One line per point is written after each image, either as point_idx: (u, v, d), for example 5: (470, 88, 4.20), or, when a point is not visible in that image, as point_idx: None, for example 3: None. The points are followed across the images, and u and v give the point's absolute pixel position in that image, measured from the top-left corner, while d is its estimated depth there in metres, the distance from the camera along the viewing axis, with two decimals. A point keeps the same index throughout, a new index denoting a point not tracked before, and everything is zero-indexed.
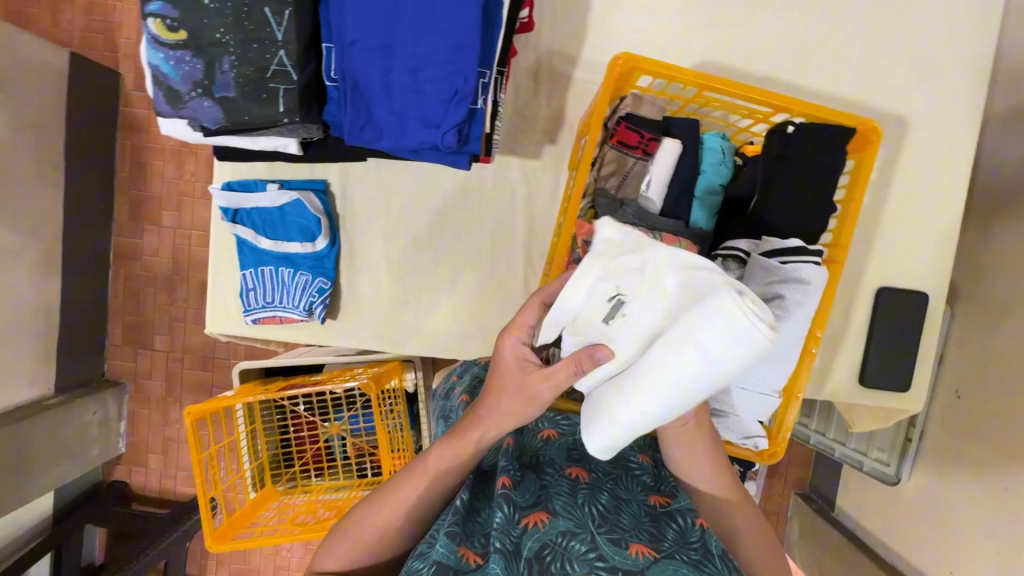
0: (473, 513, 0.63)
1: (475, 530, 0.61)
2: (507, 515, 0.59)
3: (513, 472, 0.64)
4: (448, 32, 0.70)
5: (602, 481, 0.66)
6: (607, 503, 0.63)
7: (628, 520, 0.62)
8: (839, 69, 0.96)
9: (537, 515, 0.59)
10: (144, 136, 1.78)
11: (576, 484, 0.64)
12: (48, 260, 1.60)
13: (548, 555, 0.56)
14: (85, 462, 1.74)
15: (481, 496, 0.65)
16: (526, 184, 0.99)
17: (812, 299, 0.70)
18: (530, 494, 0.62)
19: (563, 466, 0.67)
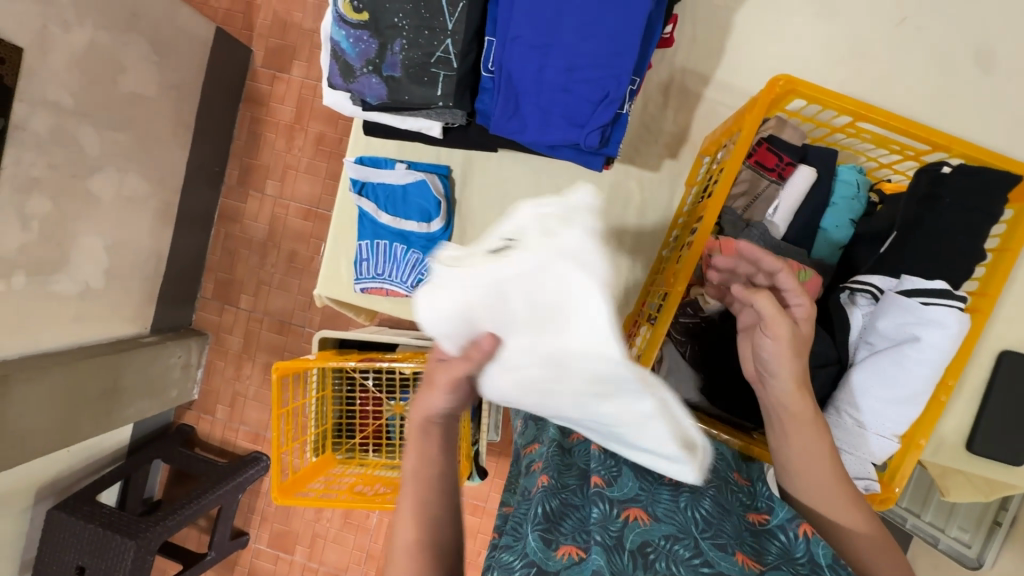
0: (568, 508, 0.61)
1: (574, 525, 0.59)
2: (605, 511, 0.59)
3: (607, 469, 0.63)
4: (611, 36, 0.72)
5: (704, 486, 0.63)
6: (709, 508, 0.61)
7: (730, 526, 0.60)
8: (987, 118, 0.92)
9: (636, 512, 0.59)
10: (264, 110, 1.92)
11: (678, 487, 0.62)
12: (167, 211, 1.74)
13: (651, 552, 0.56)
14: (164, 401, 1.87)
15: (574, 489, 0.63)
16: (641, 194, 1.00)
17: (950, 345, 0.67)
18: (627, 490, 0.61)
19: (661, 471, 0.65)
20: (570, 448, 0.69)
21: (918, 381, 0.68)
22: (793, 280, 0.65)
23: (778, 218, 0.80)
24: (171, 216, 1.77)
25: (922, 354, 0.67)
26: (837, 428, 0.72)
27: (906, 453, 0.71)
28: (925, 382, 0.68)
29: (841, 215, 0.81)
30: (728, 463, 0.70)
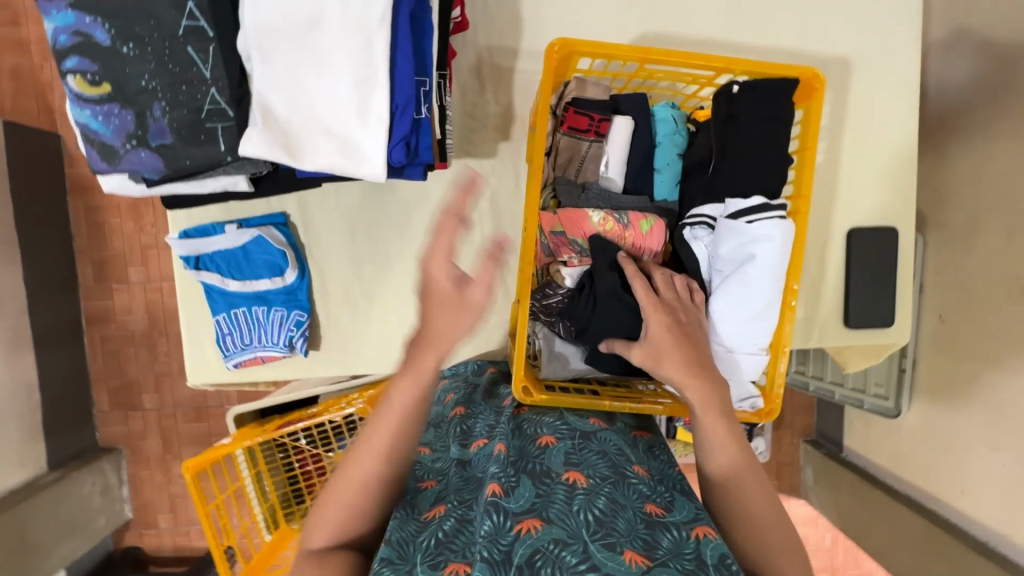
0: (464, 527, 0.60)
1: (464, 541, 0.59)
2: (496, 523, 0.56)
3: (506, 479, 0.61)
4: (376, 43, 0.68)
5: (601, 485, 0.62)
6: (603, 509, 0.59)
7: (623, 524, 0.58)
8: (776, 22, 0.96)
9: (531, 522, 0.57)
10: (97, 194, 1.72)
11: (573, 489, 0.61)
12: (19, 337, 1.55)
13: (538, 560, 0.54)
14: (93, 534, 1.70)
15: (473, 505, 0.63)
16: (488, 183, 0.98)
17: (779, 252, 0.71)
18: (524, 501, 0.60)
19: (559, 471, 0.64)
20: (472, 462, 0.70)
21: (763, 297, 0.71)
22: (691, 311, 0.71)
23: (612, 173, 0.80)
24: (26, 341, 1.57)
25: (759, 271, 0.71)
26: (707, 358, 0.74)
27: (777, 359, 0.76)
28: (771, 293, 0.72)
29: (668, 153, 0.82)
30: (630, 457, 0.69)
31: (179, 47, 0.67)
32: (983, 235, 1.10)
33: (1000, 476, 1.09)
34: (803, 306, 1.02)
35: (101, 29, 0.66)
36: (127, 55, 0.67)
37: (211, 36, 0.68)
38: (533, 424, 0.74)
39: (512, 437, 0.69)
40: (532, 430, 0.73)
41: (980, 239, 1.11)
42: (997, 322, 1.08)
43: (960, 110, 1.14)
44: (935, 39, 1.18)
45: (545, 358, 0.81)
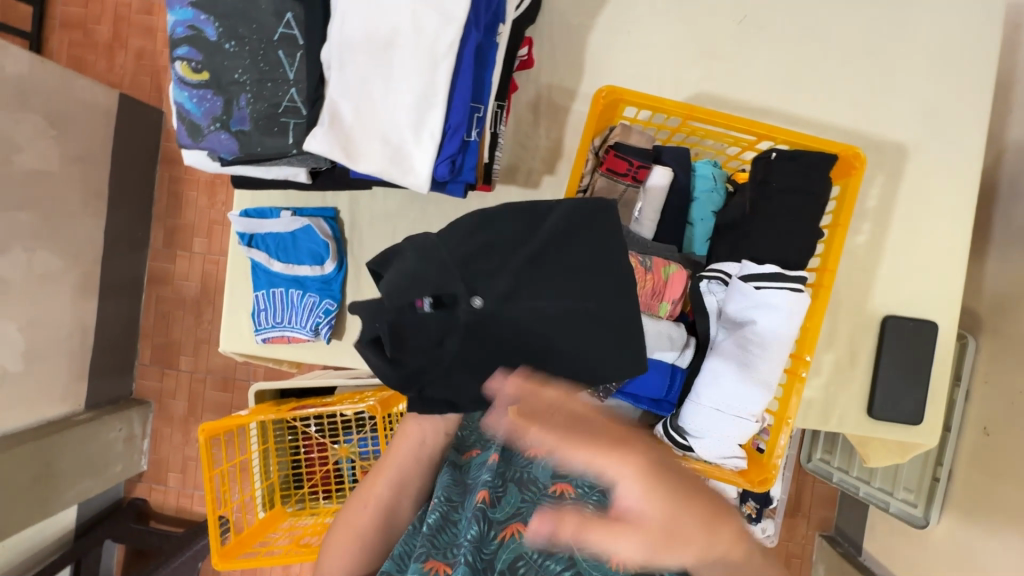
0: (450, 526, 0.66)
1: (448, 539, 0.65)
2: (480, 531, 0.62)
3: (494, 487, 0.66)
4: (440, 69, 0.74)
5: (590, 494, 0.64)
6: None
7: None
8: (833, 100, 0.97)
9: (513, 528, 0.63)
10: (182, 168, 1.89)
11: (560, 500, 0.63)
12: (88, 283, 1.70)
13: (518, 567, 0.61)
14: (108, 478, 1.80)
15: (458, 505, 0.68)
16: (525, 209, 1.02)
17: (789, 326, 0.69)
18: (508, 508, 0.65)
19: (548, 483, 0.66)
20: (466, 467, 0.73)
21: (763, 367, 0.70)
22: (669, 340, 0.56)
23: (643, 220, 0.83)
24: (94, 287, 1.73)
25: (762, 338, 0.70)
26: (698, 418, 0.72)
27: (778, 432, 0.73)
28: (771, 362, 0.70)
29: (704, 209, 0.85)
30: None
31: (271, 50, 0.76)
32: None
33: None
34: (827, 386, 0.98)
35: (211, 26, 0.76)
36: (229, 50, 0.76)
37: (301, 45, 0.76)
38: None
39: (501, 447, 0.71)
40: None
41: None
42: None
43: None
44: (1010, 140, 1.15)
45: None
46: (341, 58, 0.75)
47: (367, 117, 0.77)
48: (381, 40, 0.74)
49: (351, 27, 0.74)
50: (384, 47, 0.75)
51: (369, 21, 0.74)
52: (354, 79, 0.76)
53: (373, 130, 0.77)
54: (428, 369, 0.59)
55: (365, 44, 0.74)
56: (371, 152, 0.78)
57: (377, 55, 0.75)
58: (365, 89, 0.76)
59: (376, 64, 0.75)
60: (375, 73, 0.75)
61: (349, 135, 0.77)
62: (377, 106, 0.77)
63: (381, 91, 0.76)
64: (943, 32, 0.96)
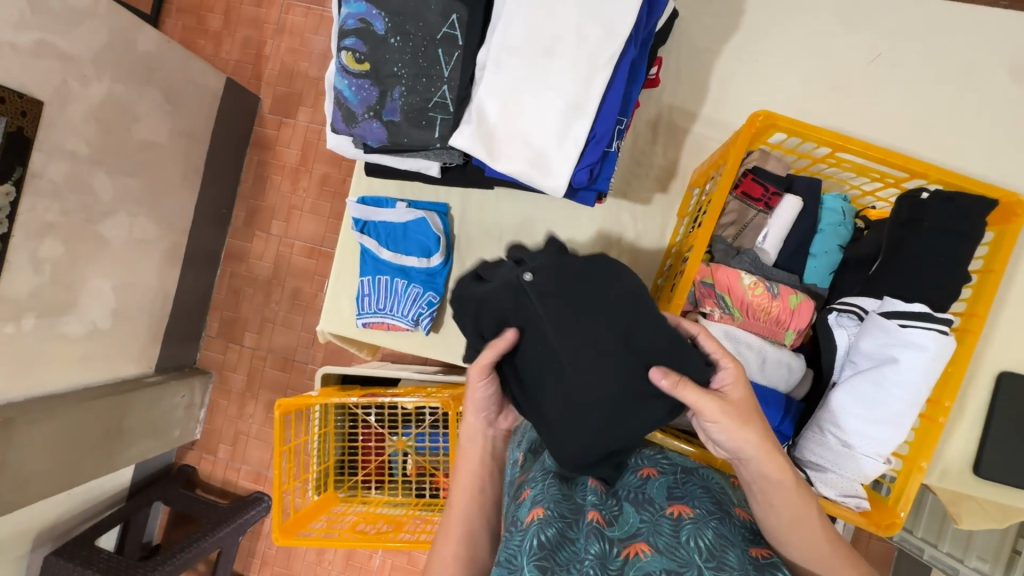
0: (567, 541, 0.60)
1: (568, 556, 0.59)
2: (603, 548, 0.59)
3: (605, 509, 0.64)
4: (595, 80, 0.76)
5: (708, 517, 0.64)
6: (712, 539, 0.61)
7: (734, 558, 0.60)
8: (963, 146, 0.96)
9: (636, 547, 0.60)
10: (271, 154, 1.97)
11: (679, 521, 0.62)
12: (175, 252, 1.78)
13: None
14: (166, 442, 1.85)
15: (573, 522, 0.63)
16: (635, 226, 1.03)
17: (931, 368, 0.68)
18: (627, 527, 0.63)
19: (663, 504, 0.65)
20: (569, 479, 0.69)
21: (897, 406, 0.69)
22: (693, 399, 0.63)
23: (768, 246, 0.82)
24: (179, 257, 1.80)
25: (900, 376, 0.69)
26: (821, 448, 0.73)
27: (909, 476, 0.71)
28: (906, 404, 0.69)
29: (829, 242, 0.84)
30: (731, 499, 0.70)
31: (432, 47, 0.80)
32: None
33: None
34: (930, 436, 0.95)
35: (381, 21, 0.80)
36: (392, 44, 0.80)
37: (461, 45, 0.80)
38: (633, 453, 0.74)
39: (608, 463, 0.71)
40: (632, 459, 0.72)
41: None
42: None
43: None
44: None
45: None
46: (498, 59, 0.78)
47: (513, 119, 0.79)
48: (540, 47, 0.77)
49: (514, 32, 0.77)
50: (542, 54, 0.77)
51: (532, 29, 0.76)
52: (507, 82, 0.79)
53: (518, 131, 0.79)
54: (499, 297, 0.66)
55: (524, 50, 0.77)
56: (514, 152, 0.80)
57: (534, 60, 0.77)
58: (517, 92, 0.79)
59: (531, 71, 0.78)
60: (528, 77, 0.78)
61: (495, 134, 0.80)
62: (526, 109, 0.79)
63: (532, 94, 0.78)
64: None
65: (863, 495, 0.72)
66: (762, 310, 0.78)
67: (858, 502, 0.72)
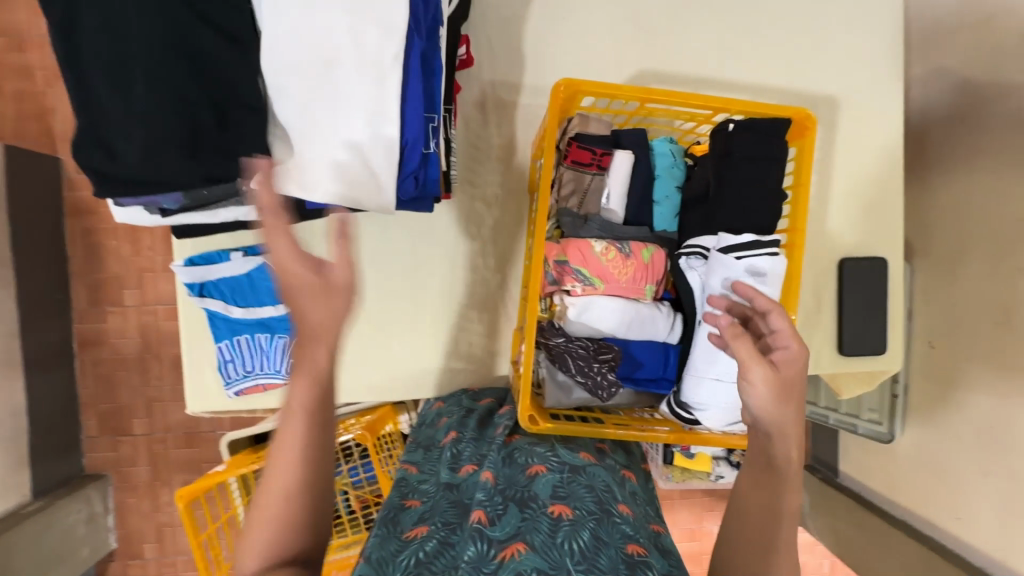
0: (446, 548, 0.60)
1: (447, 562, 0.58)
2: (479, 549, 0.58)
3: (492, 507, 0.63)
4: (388, 83, 0.71)
5: (586, 518, 0.62)
6: (587, 541, 0.59)
7: (606, 560, 0.57)
8: (765, 62, 1.01)
9: (513, 548, 0.58)
10: (96, 218, 1.71)
11: (557, 521, 0.61)
12: (10, 360, 1.52)
13: None
14: (76, 566, 1.63)
15: (457, 527, 0.63)
16: (491, 212, 1.00)
17: (770, 291, 0.73)
18: (508, 528, 0.61)
19: (545, 502, 0.65)
20: (460, 486, 0.70)
21: None
22: (745, 350, 0.63)
23: (613, 205, 0.83)
24: (18, 365, 1.54)
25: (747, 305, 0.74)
26: (696, 389, 0.77)
27: None
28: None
29: (667, 186, 0.85)
30: (615, 494, 0.70)
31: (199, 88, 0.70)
32: (965, 262, 1.14)
33: (991, 503, 1.10)
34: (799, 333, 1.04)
35: None
36: None
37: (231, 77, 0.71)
38: (524, 454, 0.74)
39: (503, 465, 0.71)
40: (524, 458, 0.73)
41: (964, 268, 1.15)
42: (983, 350, 1.11)
43: (946, 145, 1.19)
44: (917, 77, 1.25)
45: (549, 385, 0.79)
46: (276, 84, 0.69)
47: (316, 146, 0.72)
48: (318, 60, 0.69)
49: (281, 50, 0.68)
50: (323, 69, 0.70)
51: (301, 43, 0.68)
52: (296, 107, 0.70)
53: (325, 158, 0.72)
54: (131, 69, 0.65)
55: (301, 68, 0.69)
56: (328, 179, 0.73)
57: (318, 77, 0.70)
58: (309, 115, 0.71)
59: (316, 89, 0.70)
60: (315, 96, 0.70)
61: (300, 167, 0.72)
62: (325, 131, 0.72)
63: (327, 114, 0.71)
64: None
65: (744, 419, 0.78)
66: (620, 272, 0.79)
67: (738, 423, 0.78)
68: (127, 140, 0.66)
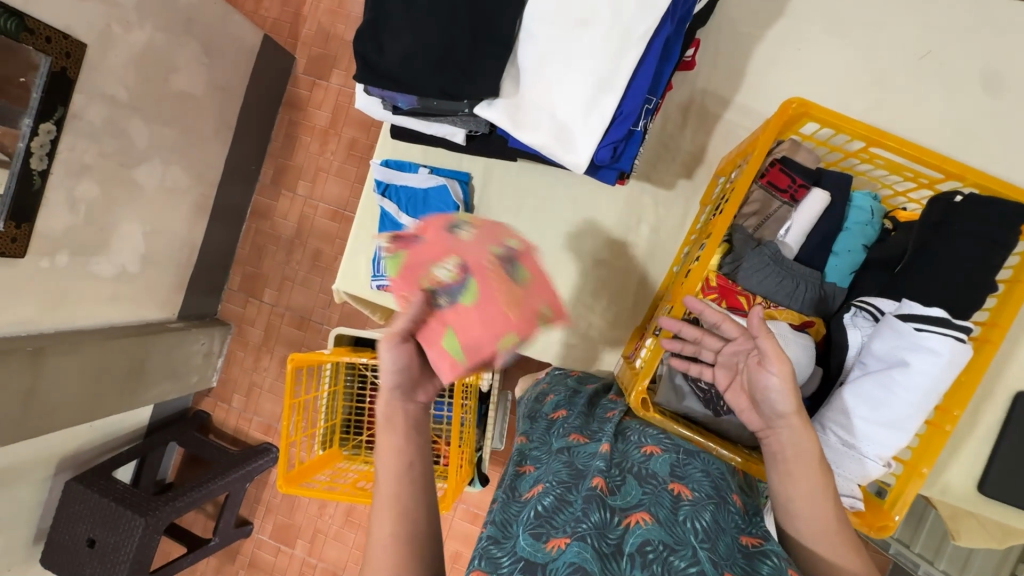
0: (563, 505, 0.59)
1: (567, 518, 0.58)
2: (604, 516, 0.57)
3: (611, 477, 0.64)
4: (627, 55, 0.75)
5: (705, 501, 0.62)
6: (708, 522, 0.59)
7: (723, 547, 0.58)
8: (1007, 155, 0.92)
9: (638, 515, 0.58)
10: (303, 114, 1.98)
11: (678, 500, 0.62)
12: (204, 205, 1.82)
13: (650, 552, 0.55)
14: (184, 386, 1.92)
15: (573, 487, 0.62)
16: (655, 211, 1.02)
17: (940, 373, 0.67)
18: (630, 498, 0.61)
19: (665, 480, 0.65)
20: (575, 452, 0.69)
21: (900, 409, 0.68)
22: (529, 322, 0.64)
23: (789, 240, 0.80)
24: (207, 210, 1.84)
25: (911, 380, 0.68)
26: (822, 446, 0.72)
27: (908, 482, 0.71)
28: (915, 408, 0.68)
29: (854, 241, 0.82)
30: (729, 485, 0.69)
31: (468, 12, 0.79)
32: None
33: None
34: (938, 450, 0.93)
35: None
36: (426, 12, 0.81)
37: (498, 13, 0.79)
38: (636, 432, 0.74)
39: (615, 439, 0.72)
40: (636, 436, 0.74)
41: None
42: None
43: None
44: None
45: (664, 384, 0.83)
46: (533, 31, 0.78)
47: (543, 94, 0.80)
48: (576, 18, 0.76)
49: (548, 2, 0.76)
50: (575, 27, 0.76)
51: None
52: (540, 55, 0.79)
53: (546, 106, 0.80)
54: None
55: (558, 22, 0.77)
56: (541, 125, 0.81)
57: (569, 33, 0.77)
58: (546, 65, 0.79)
59: (563, 44, 0.77)
60: (560, 49, 0.78)
61: (521, 108, 0.81)
62: (555, 82, 0.79)
63: (562, 68, 0.78)
64: None
65: (860, 496, 0.72)
66: (483, 293, 0.61)
67: (852, 502, 0.72)
68: (396, 41, 0.78)
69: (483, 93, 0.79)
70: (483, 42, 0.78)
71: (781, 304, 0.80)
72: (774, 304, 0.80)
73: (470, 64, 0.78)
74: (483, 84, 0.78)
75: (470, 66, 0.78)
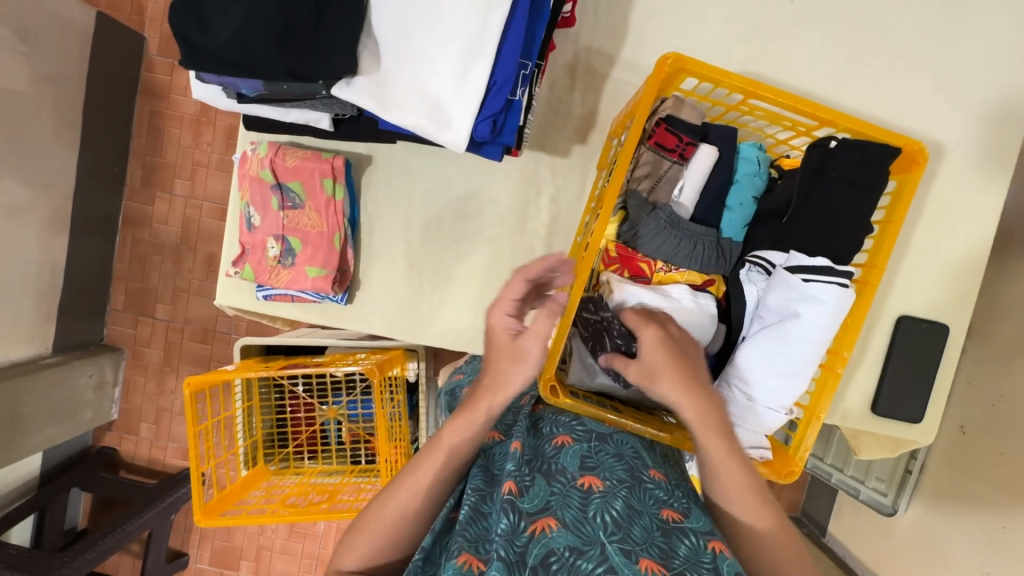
0: (479, 517, 0.57)
1: (479, 532, 0.56)
2: (512, 522, 0.54)
3: (521, 477, 0.60)
4: (493, 17, 0.68)
5: (617, 488, 0.62)
6: (619, 512, 0.58)
7: (639, 531, 0.57)
8: (876, 92, 0.95)
9: (545, 522, 0.56)
10: (166, 103, 1.74)
11: (588, 493, 0.60)
12: (59, 219, 1.55)
13: (553, 564, 0.52)
14: (78, 426, 1.70)
15: (488, 496, 0.59)
16: (553, 180, 0.98)
17: (829, 320, 0.69)
18: (538, 500, 0.58)
19: (575, 474, 0.63)
20: (490, 452, 0.66)
21: (796, 358, 0.70)
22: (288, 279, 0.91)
23: (685, 199, 0.78)
24: (64, 225, 1.58)
25: (803, 330, 0.70)
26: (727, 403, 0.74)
27: (807, 425, 0.74)
28: (808, 355, 0.70)
29: (745, 192, 0.81)
30: (646, 461, 0.70)
31: None
32: None
33: None
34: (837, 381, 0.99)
35: None
36: None
37: None
38: (550, 422, 0.72)
39: (528, 434, 0.68)
40: (548, 427, 0.71)
41: None
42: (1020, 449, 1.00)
43: None
44: None
45: (574, 362, 0.80)
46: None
47: (407, 68, 0.72)
48: None
49: None
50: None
51: None
52: (397, 25, 0.70)
53: (413, 82, 0.72)
54: None
55: None
56: (412, 105, 0.72)
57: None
58: (405, 36, 0.71)
59: (420, 11, 0.69)
60: (418, 17, 0.70)
61: (385, 87, 0.72)
62: (419, 55, 0.71)
63: (424, 39, 0.71)
64: (995, 32, 0.93)
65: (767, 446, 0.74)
66: (313, 229, 0.93)
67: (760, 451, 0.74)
68: (223, 15, 0.65)
69: (339, 70, 0.68)
70: (328, 11, 0.68)
71: (683, 265, 0.79)
72: (676, 266, 0.80)
73: (317, 37, 0.68)
74: (336, 59, 0.68)
75: (316, 39, 0.68)
